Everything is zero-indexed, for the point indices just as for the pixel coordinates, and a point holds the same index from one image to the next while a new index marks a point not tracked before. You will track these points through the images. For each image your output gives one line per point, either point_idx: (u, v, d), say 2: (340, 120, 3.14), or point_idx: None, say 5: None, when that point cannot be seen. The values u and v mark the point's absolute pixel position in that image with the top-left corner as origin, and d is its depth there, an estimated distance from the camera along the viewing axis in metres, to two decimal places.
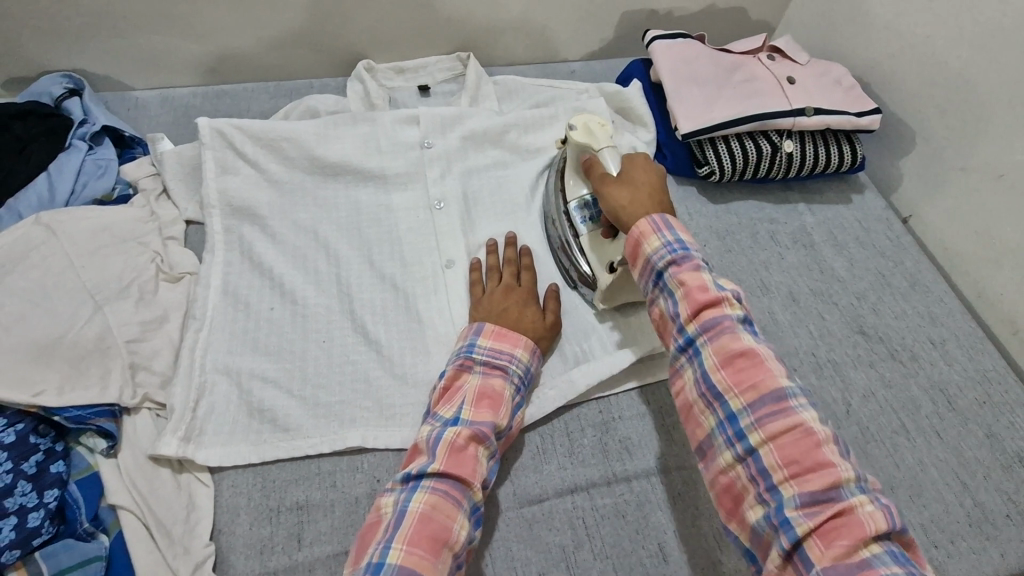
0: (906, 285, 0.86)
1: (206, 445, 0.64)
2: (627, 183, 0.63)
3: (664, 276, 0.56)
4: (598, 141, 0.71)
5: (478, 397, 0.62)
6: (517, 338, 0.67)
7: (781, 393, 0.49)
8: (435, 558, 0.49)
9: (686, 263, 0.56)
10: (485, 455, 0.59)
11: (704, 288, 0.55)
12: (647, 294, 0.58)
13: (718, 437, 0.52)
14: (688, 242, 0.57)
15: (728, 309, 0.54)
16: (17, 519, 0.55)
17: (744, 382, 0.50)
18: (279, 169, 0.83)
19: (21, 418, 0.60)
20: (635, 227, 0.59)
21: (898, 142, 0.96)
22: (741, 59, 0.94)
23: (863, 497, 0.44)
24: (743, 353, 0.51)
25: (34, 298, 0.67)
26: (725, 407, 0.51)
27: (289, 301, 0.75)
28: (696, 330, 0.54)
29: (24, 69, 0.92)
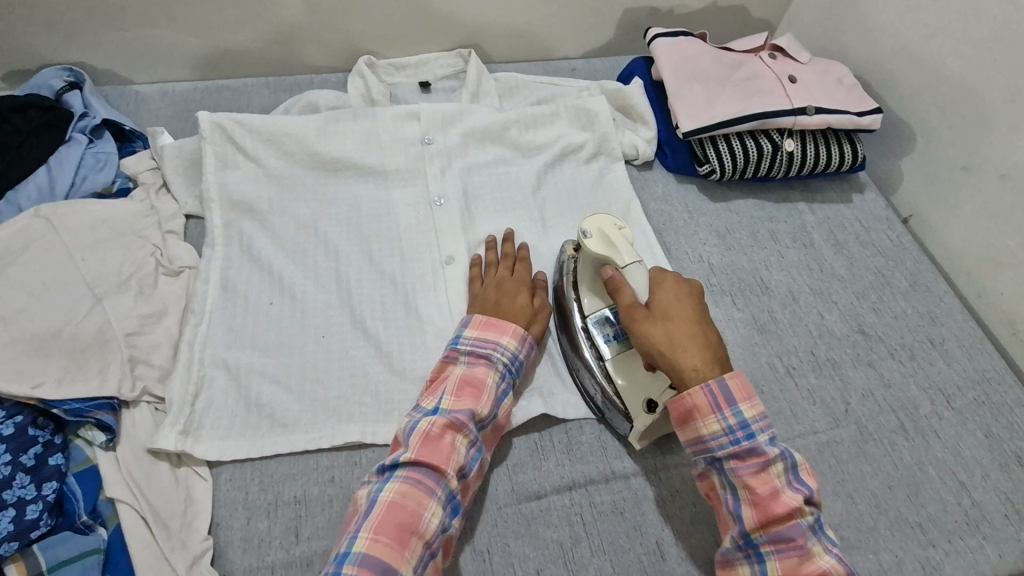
0: (906, 284, 0.86)
1: (204, 439, 0.64)
2: (664, 315, 0.61)
3: (696, 405, 0.57)
4: (621, 255, 0.68)
5: (459, 386, 0.62)
6: (505, 327, 0.67)
7: (809, 539, 0.54)
8: (402, 549, 0.51)
9: (725, 401, 0.56)
10: (464, 444, 0.58)
11: (742, 429, 0.56)
12: (677, 419, 0.59)
13: (741, 565, 0.56)
14: (731, 387, 0.57)
15: (765, 453, 0.55)
16: (16, 511, 0.55)
17: (777, 532, 0.54)
18: (280, 164, 0.83)
19: (20, 410, 0.60)
20: (691, 397, 0.57)
21: (899, 141, 0.95)
22: (743, 57, 0.94)
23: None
24: (778, 497, 0.54)
25: (33, 290, 0.67)
26: (752, 544, 0.55)
27: (289, 296, 0.75)
28: (732, 471, 0.56)
29: (25, 61, 0.92)
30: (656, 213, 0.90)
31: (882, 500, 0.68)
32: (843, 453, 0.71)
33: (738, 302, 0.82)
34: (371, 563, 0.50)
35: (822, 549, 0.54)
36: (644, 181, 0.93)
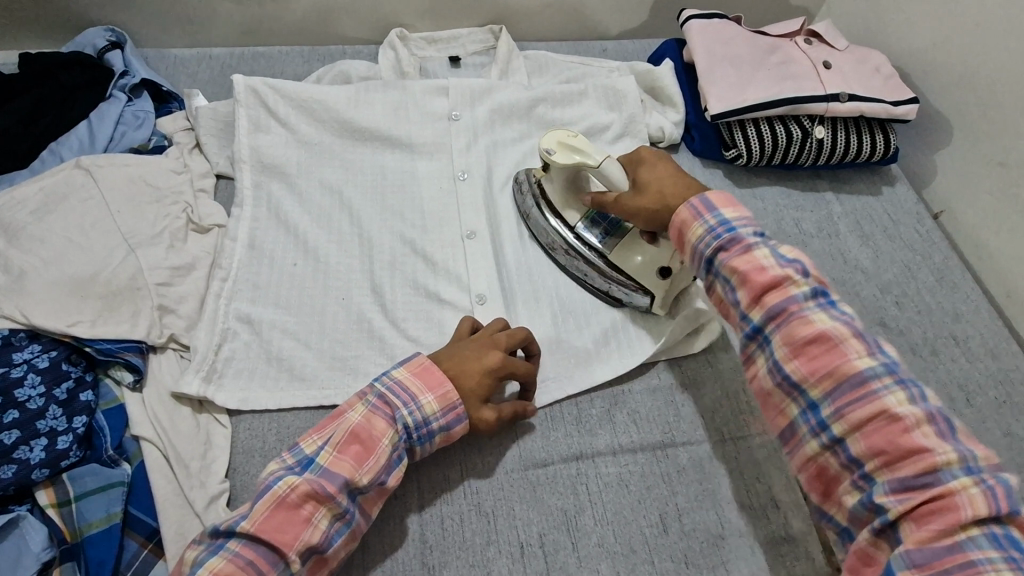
0: (932, 280, 0.84)
1: (226, 387, 0.66)
2: (645, 165, 0.69)
3: (682, 221, 0.60)
4: (591, 156, 0.71)
5: (347, 440, 0.56)
6: (436, 383, 0.60)
7: (813, 311, 0.53)
8: (281, 552, 0.51)
9: (704, 207, 0.59)
10: (324, 519, 0.53)
11: (723, 226, 0.58)
12: (674, 241, 0.62)
13: (780, 396, 0.54)
14: (710, 198, 0.60)
15: (746, 240, 0.56)
16: (48, 440, 0.58)
17: (773, 306, 0.53)
18: (309, 130, 0.85)
19: (55, 346, 0.63)
20: (676, 217, 0.61)
21: (935, 135, 0.93)
22: (778, 41, 0.92)
23: (901, 395, 0.48)
24: (764, 271, 0.54)
25: (71, 236, 0.70)
26: (758, 330, 0.55)
27: (312, 258, 0.77)
28: (720, 263, 0.57)
29: (71, 21, 0.95)
30: None
31: None
32: None
33: None
34: (248, 554, 0.50)
35: (829, 317, 0.52)
36: None
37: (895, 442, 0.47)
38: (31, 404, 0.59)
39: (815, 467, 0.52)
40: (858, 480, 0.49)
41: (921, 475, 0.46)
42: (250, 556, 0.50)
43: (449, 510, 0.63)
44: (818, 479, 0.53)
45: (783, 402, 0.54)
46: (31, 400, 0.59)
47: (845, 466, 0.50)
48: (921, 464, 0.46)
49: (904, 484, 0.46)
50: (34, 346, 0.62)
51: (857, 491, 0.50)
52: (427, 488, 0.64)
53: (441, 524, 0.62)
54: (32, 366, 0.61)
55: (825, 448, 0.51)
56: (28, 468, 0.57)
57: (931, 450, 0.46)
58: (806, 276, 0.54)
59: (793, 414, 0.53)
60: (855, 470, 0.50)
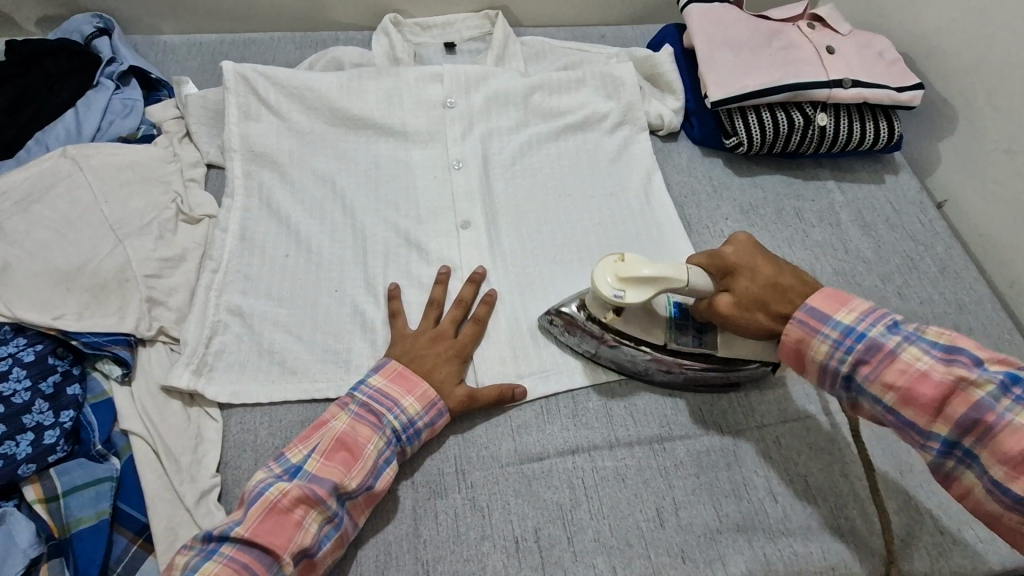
0: (934, 270, 0.83)
1: (216, 381, 0.65)
2: (741, 272, 0.59)
3: (797, 339, 0.56)
4: (672, 279, 0.59)
5: (334, 446, 0.58)
6: (414, 385, 0.63)
7: (1012, 413, 0.47)
8: (275, 555, 0.52)
9: (816, 321, 0.55)
10: (315, 522, 0.54)
11: (848, 336, 0.54)
12: (795, 362, 0.58)
13: (965, 474, 0.50)
14: (817, 306, 0.55)
15: (886, 346, 0.52)
16: (35, 435, 0.58)
17: (959, 419, 0.49)
18: (301, 118, 0.83)
19: (41, 339, 0.62)
20: (787, 337, 0.57)
21: (940, 122, 0.91)
22: (780, 26, 0.90)
23: None
24: (924, 380, 0.50)
25: (58, 228, 0.68)
26: (953, 445, 0.50)
27: (304, 249, 0.75)
28: (864, 379, 0.53)
29: (57, 6, 0.93)
30: (678, 185, 0.88)
31: (893, 484, 0.67)
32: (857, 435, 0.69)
33: None
34: (243, 558, 0.51)
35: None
36: (667, 153, 0.91)
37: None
38: (17, 398, 0.58)
39: None
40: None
41: None
42: (244, 560, 0.51)
43: (443, 504, 0.62)
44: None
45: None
46: (16, 394, 0.58)
47: None
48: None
49: None
50: (18, 339, 0.61)
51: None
52: (421, 482, 0.63)
53: (435, 519, 0.61)
54: (17, 359, 0.60)
55: None
56: (14, 463, 0.56)
57: None
58: (981, 370, 0.49)
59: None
60: None
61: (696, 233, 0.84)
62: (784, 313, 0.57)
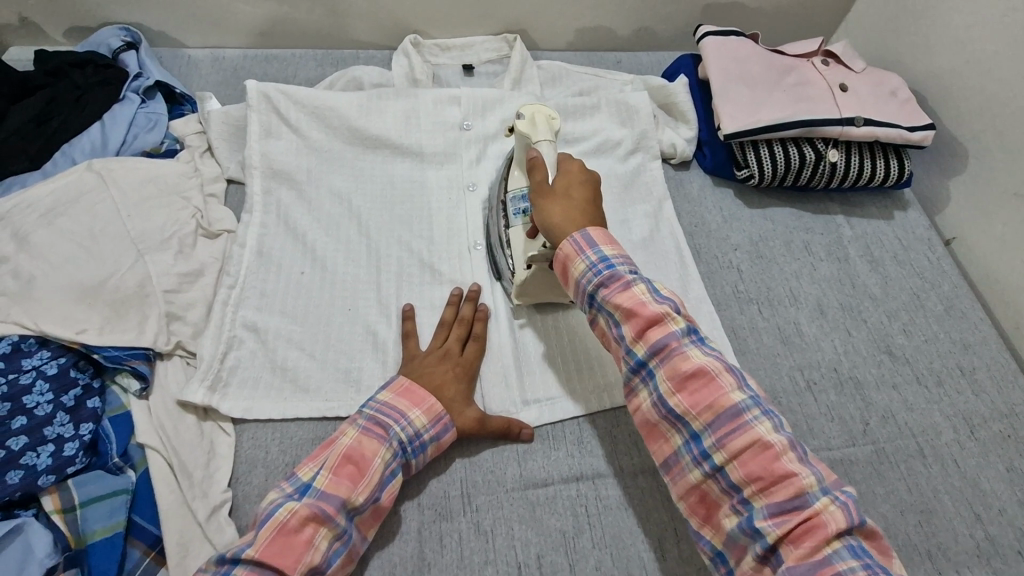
0: (941, 309, 0.84)
1: (230, 397, 0.67)
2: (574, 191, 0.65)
3: (566, 254, 0.61)
4: (536, 136, 0.70)
5: (341, 461, 0.58)
6: (421, 399, 0.64)
7: (687, 346, 0.56)
8: None
9: (586, 243, 0.61)
10: (325, 539, 0.55)
11: (602, 262, 0.60)
12: (560, 275, 0.64)
13: (639, 388, 0.58)
14: (595, 235, 0.61)
15: (624, 277, 0.59)
16: (55, 447, 0.59)
17: (656, 343, 0.55)
18: (320, 137, 0.85)
19: (63, 352, 0.64)
20: (561, 247, 0.62)
21: (951, 161, 0.92)
22: (795, 62, 0.91)
23: (768, 423, 0.52)
24: (643, 306, 0.57)
25: (82, 241, 0.70)
26: (642, 364, 0.57)
27: (319, 267, 0.77)
28: (603, 300, 0.59)
29: (86, 18, 0.95)
30: (688, 215, 0.89)
31: (893, 524, 0.67)
32: (857, 472, 0.70)
33: (764, 311, 0.81)
34: None
35: (702, 352, 0.55)
36: (679, 182, 0.92)
37: (768, 467, 0.50)
38: (39, 410, 0.60)
39: (697, 493, 0.55)
40: (737, 504, 0.52)
41: (791, 498, 0.49)
42: None
43: (449, 527, 0.63)
44: (700, 502, 0.55)
45: (668, 432, 0.56)
46: (39, 407, 0.60)
47: (726, 491, 0.53)
48: (791, 486, 0.49)
49: (780, 508, 0.49)
50: (42, 352, 0.63)
51: (735, 516, 0.52)
52: (427, 505, 0.64)
53: (440, 542, 0.62)
54: (41, 372, 0.62)
55: (706, 476, 0.54)
56: (34, 474, 0.57)
57: (796, 475, 0.49)
58: (677, 313, 0.58)
59: (676, 444, 0.56)
60: (733, 493, 0.52)
61: (704, 262, 0.85)
62: (566, 233, 0.63)
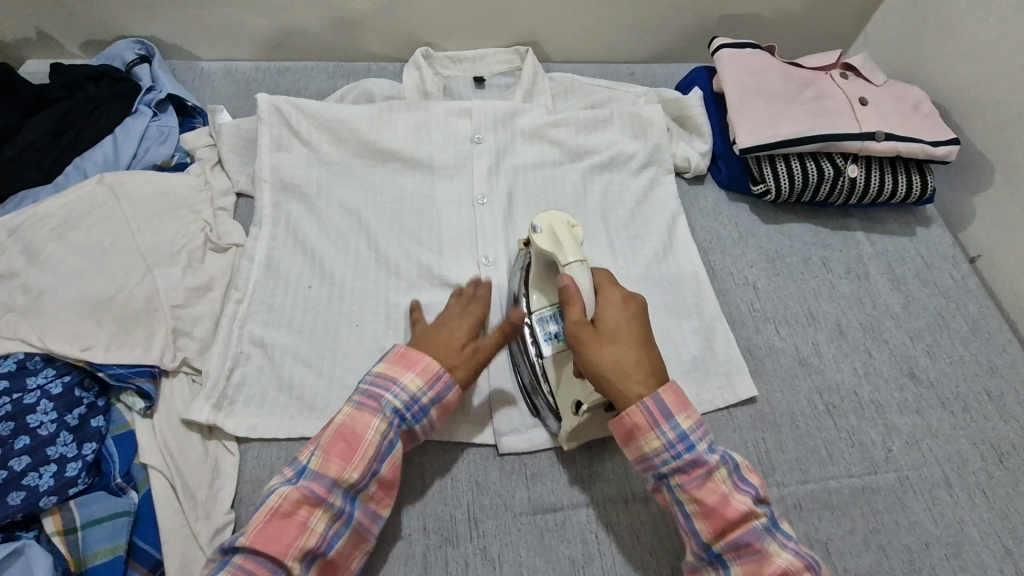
0: (966, 329, 0.81)
1: (236, 415, 0.66)
2: (613, 342, 0.57)
3: (596, 368, 0.57)
4: (565, 255, 0.62)
5: (334, 440, 0.56)
6: (414, 362, 0.60)
7: (716, 470, 0.55)
8: (280, 560, 0.52)
9: (661, 415, 0.55)
10: (321, 521, 0.54)
11: (681, 441, 0.55)
12: (584, 377, 0.59)
13: (663, 504, 0.57)
14: (664, 399, 0.55)
15: (674, 417, 0.55)
16: (58, 467, 0.58)
17: (686, 471, 0.54)
18: (330, 150, 0.84)
19: (69, 370, 0.63)
20: (629, 416, 0.55)
21: (975, 177, 0.90)
22: (813, 75, 0.89)
23: (788, 551, 0.53)
24: (676, 437, 0.55)
25: (92, 255, 0.70)
26: (686, 508, 0.55)
27: (327, 282, 0.76)
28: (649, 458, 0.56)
29: (102, 31, 0.96)
30: (703, 230, 0.87)
31: (918, 556, 0.65)
32: (880, 501, 0.67)
33: (781, 331, 0.79)
34: (248, 565, 0.51)
35: (726, 475, 0.55)
36: (693, 196, 0.90)
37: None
38: (43, 429, 0.59)
39: None
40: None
41: None
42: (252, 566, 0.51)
43: (455, 552, 0.62)
44: None
45: (685, 550, 0.56)
46: (42, 426, 0.59)
47: None
48: None
49: None
50: (48, 370, 0.62)
51: None
52: (432, 528, 0.63)
53: (446, 568, 0.61)
54: (45, 391, 0.61)
55: None
56: (37, 495, 0.57)
57: None
58: (705, 436, 0.56)
59: (694, 562, 0.56)
60: None
61: (720, 280, 0.83)
62: (631, 396, 0.56)
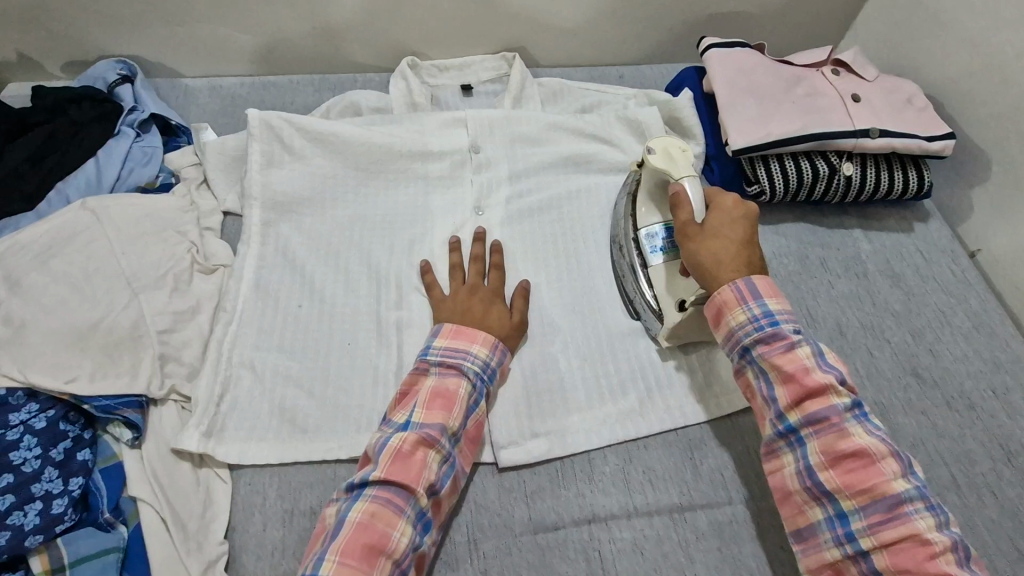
0: (969, 325, 0.80)
1: (226, 441, 0.64)
2: (717, 238, 0.65)
3: (724, 301, 0.62)
4: (678, 170, 0.70)
5: (431, 397, 0.60)
6: (475, 334, 0.65)
7: (851, 423, 0.56)
8: (410, 491, 0.55)
9: (749, 293, 0.61)
10: (436, 460, 0.57)
11: (766, 317, 0.60)
12: (710, 318, 0.64)
13: (784, 453, 0.58)
14: (758, 285, 0.62)
15: (789, 338, 0.59)
16: (43, 504, 0.57)
17: (813, 412, 0.56)
18: (319, 164, 0.82)
19: (53, 404, 0.62)
20: (719, 294, 0.62)
21: (972, 170, 0.88)
22: (803, 72, 0.88)
23: (929, 519, 0.52)
24: (809, 373, 0.58)
25: (75, 282, 0.68)
26: (793, 430, 0.57)
27: (318, 299, 0.74)
28: (776, 396, 0.59)
29: (83, 51, 0.94)
30: None
31: None
32: None
33: None
34: (384, 496, 0.54)
35: (865, 430, 0.56)
36: None
37: (920, 562, 0.50)
38: (26, 466, 0.58)
39: (831, 573, 0.54)
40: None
41: None
42: (387, 496, 0.54)
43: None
44: None
45: (806, 504, 0.56)
46: (26, 462, 0.58)
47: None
48: None
49: None
50: (31, 405, 0.61)
51: None
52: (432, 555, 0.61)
53: None
54: (29, 427, 0.60)
55: (845, 556, 0.53)
56: (23, 534, 0.55)
57: (954, 575, 0.49)
58: (844, 387, 0.58)
59: (815, 517, 0.56)
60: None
61: None
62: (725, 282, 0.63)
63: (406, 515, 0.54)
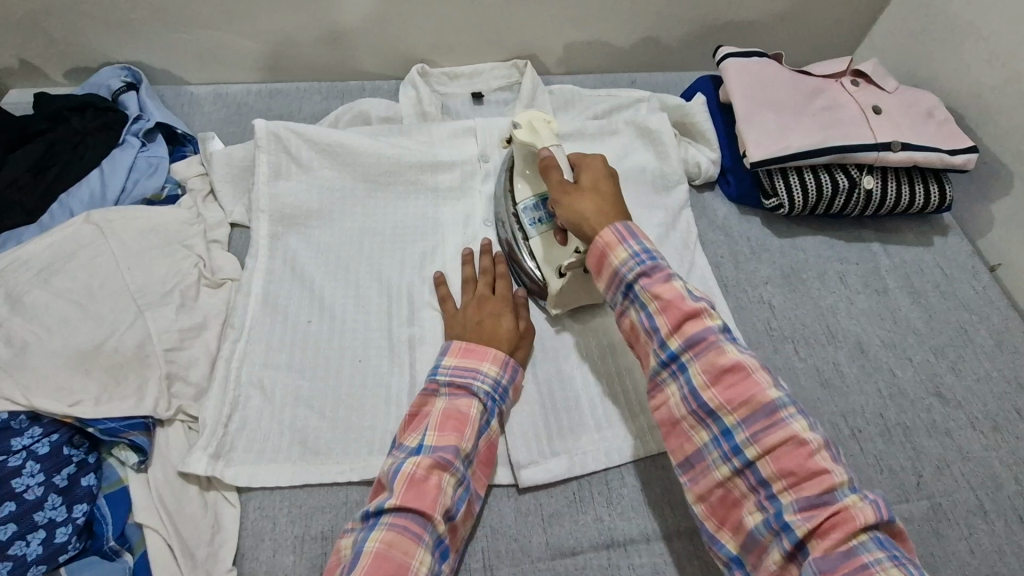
0: (991, 343, 0.78)
1: (235, 463, 0.62)
2: (592, 195, 0.64)
3: (606, 243, 0.60)
4: (544, 141, 0.71)
5: (443, 420, 0.58)
6: (485, 351, 0.63)
7: (724, 342, 0.54)
8: (427, 519, 0.53)
9: (629, 234, 0.60)
10: (451, 484, 0.56)
11: (646, 254, 0.59)
12: (594, 267, 0.62)
13: (668, 383, 0.56)
14: (636, 228, 0.61)
15: (667, 270, 0.58)
16: (46, 533, 0.56)
17: (693, 335, 0.55)
18: (329, 176, 0.81)
19: (57, 428, 0.60)
20: (601, 237, 0.61)
21: (992, 184, 0.87)
22: (823, 84, 0.86)
23: (803, 421, 0.51)
24: (683, 300, 0.56)
25: (79, 299, 0.67)
26: (675, 357, 0.55)
27: (328, 314, 0.73)
28: (661, 352, 0.56)
29: (87, 58, 0.93)
30: (715, 245, 0.84)
31: None
32: (914, 532, 0.64)
33: (801, 351, 0.76)
34: (401, 525, 0.52)
35: (737, 347, 0.54)
36: (703, 209, 0.87)
37: (801, 464, 0.49)
38: (29, 494, 0.56)
39: (720, 492, 0.53)
40: (763, 501, 0.50)
41: (825, 493, 0.47)
42: (404, 524, 0.52)
43: None
44: (722, 501, 0.53)
45: (693, 428, 0.55)
46: (28, 490, 0.56)
47: (753, 488, 0.51)
48: (824, 483, 0.48)
49: (810, 504, 0.48)
50: (35, 429, 0.59)
51: (760, 513, 0.50)
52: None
53: None
54: (32, 453, 0.58)
55: (734, 473, 0.52)
56: (24, 565, 0.54)
57: (830, 471, 0.48)
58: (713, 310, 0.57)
59: (700, 441, 0.54)
60: (761, 490, 0.51)
61: (733, 296, 0.80)
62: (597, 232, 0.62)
63: (424, 543, 0.52)
